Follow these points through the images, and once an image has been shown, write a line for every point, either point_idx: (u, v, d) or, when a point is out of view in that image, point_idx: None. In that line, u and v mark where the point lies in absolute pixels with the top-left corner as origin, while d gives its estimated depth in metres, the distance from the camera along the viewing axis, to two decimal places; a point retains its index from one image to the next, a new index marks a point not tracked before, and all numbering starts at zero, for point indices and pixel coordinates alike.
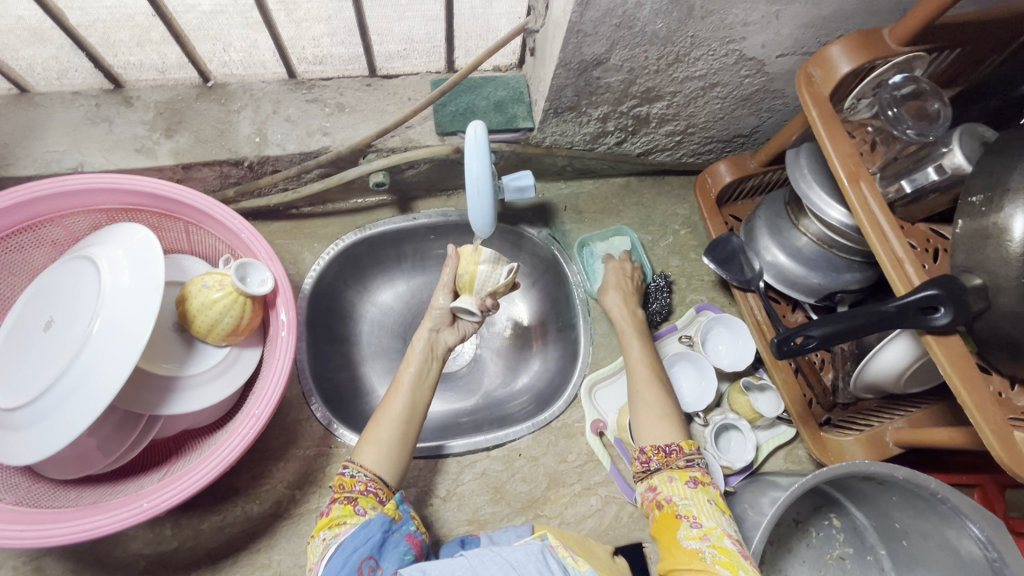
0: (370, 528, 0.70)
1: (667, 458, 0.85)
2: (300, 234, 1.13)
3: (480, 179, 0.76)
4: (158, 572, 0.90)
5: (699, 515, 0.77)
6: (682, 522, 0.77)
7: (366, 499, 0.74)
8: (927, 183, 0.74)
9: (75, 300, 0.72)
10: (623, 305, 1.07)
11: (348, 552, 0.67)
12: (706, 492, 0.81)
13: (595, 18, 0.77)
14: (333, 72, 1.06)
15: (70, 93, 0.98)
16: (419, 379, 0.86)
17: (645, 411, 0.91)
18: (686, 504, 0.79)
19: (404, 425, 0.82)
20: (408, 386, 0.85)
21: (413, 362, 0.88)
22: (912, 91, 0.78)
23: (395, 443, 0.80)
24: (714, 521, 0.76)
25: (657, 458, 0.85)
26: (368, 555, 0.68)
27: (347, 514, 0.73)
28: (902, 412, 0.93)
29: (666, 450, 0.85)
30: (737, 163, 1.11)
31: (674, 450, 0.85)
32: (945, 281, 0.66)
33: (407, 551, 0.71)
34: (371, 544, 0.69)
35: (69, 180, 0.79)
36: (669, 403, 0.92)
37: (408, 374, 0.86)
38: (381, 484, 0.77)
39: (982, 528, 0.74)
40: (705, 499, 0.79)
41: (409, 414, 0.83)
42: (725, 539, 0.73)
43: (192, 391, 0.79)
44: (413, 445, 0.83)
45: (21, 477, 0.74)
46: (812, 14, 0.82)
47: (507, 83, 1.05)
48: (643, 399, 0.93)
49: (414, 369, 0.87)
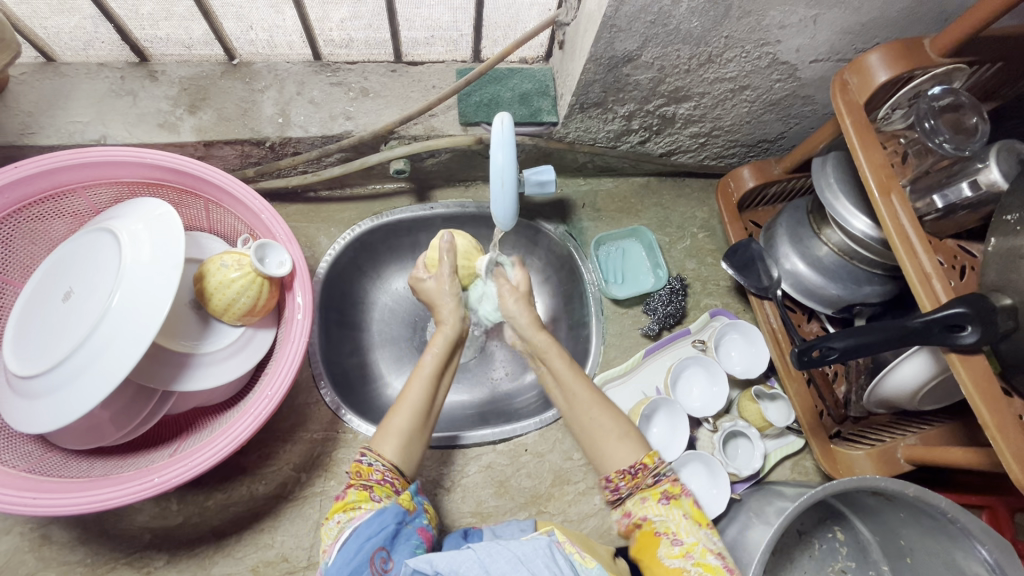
0: (384, 517, 0.69)
1: (634, 480, 0.75)
2: (316, 217, 1.13)
3: (505, 170, 0.75)
4: (163, 546, 0.91)
5: (679, 531, 0.70)
6: (661, 540, 0.70)
7: (382, 488, 0.72)
8: (959, 199, 0.73)
9: (95, 272, 0.72)
10: (533, 329, 0.83)
11: (361, 540, 0.66)
12: (680, 506, 0.73)
13: (630, 14, 0.76)
14: (359, 57, 1.05)
15: (95, 64, 0.98)
16: (441, 369, 0.81)
17: (597, 438, 0.78)
18: (663, 520, 0.72)
19: (423, 417, 0.78)
20: (429, 378, 0.80)
21: (437, 349, 0.81)
22: (949, 103, 0.77)
23: (413, 433, 0.77)
24: (694, 536, 0.70)
25: (625, 483, 0.75)
26: (381, 544, 0.67)
27: (362, 500, 0.71)
28: (915, 429, 0.93)
29: (631, 471, 0.75)
30: (761, 169, 1.09)
31: (639, 470, 0.75)
32: (975, 299, 0.65)
33: (418, 544, 0.70)
34: (385, 534, 0.68)
35: (93, 152, 0.79)
36: (620, 416, 0.79)
37: (429, 364, 0.80)
38: (398, 474, 0.74)
39: (991, 551, 0.73)
40: (681, 514, 0.72)
41: (428, 404, 0.79)
42: (710, 554, 0.67)
43: (205, 369, 0.79)
44: (428, 435, 0.80)
45: (35, 445, 0.75)
46: (850, 20, 0.80)
47: (533, 75, 1.03)
48: (595, 423, 0.79)
49: (438, 360, 0.81)
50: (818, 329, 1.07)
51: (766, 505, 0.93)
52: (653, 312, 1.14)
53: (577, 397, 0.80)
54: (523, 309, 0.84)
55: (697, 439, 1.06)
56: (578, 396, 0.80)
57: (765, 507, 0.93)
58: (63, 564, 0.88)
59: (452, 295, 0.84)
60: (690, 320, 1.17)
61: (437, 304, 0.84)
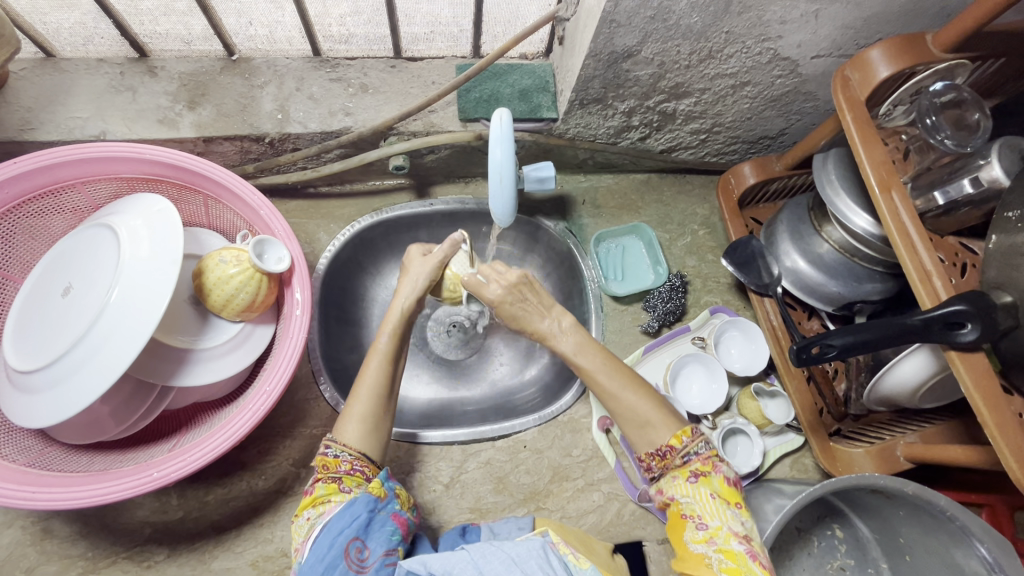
0: (355, 508, 0.69)
1: (663, 461, 0.77)
2: (316, 213, 1.13)
3: (503, 166, 0.75)
4: (163, 541, 0.91)
5: (704, 515, 0.71)
6: (688, 523, 0.72)
7: (350, 479, 0.73)
8: (961, 196, 0.73)
9: (95, 267, 0.73)
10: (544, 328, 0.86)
11: (334, 534, 0.66)
12: (709, 485, 0.74)
13: (629, 9, 0.75)
14: (358, 52, 1.05)
15: (95, 60, 0.98)
16: (396, 353, 0.83)
17: (625, 423, 0.81)
18: (689, 502, 0.73)
19: (383, 402, 0.80)
20: (386, 360, 0.82)
21: (391, 333, 0.83)
22: (952, 99, 0.76)
23: (375, 419, 0.78)
24: (719, 520, 0.71)
25: (656, 464, 0.78)
26: (356, 535, 0.67)
27: (331, 493, 0.72)
28: (914, 427, 0.92)
29: (660, 453, 0.77)
30: (762, 165, 1.09)
31: (666, 452, 0.77)
32: (975, 297, 0.64)
33: (394, 531, 0.70)
34: (357, 524, 0.68)
35: (91, 148, 0.79)
36: (650, 401, 0.80)
37: (386, 346, 0.83)
38: (366, 461, 0.75)
39: (990, 550, 0.73)
40: (709, 494, 0.73)
41: (387, 386, 0.81)
42: (733, 540, 0.68)
43: (205, 365, 0.79)
44: (391, 421, 0.81)
45: (35, 440, 0.76)
46: (852, 15, 0.80)
47: (533, 71, 1.03)
48: (620, 409, 0.81)
49: (392, 341, 0.83)
50: (818, 326, 1.07)
51: (765, 503, 0.93)
52: (653, 309, 1.14)
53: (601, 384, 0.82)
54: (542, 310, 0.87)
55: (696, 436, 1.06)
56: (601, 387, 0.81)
57: (764, 504, 0.93)
58: (64, 558, 0.89)
59: (414, 280, 0.87)
60: (690, 317, 1.17)
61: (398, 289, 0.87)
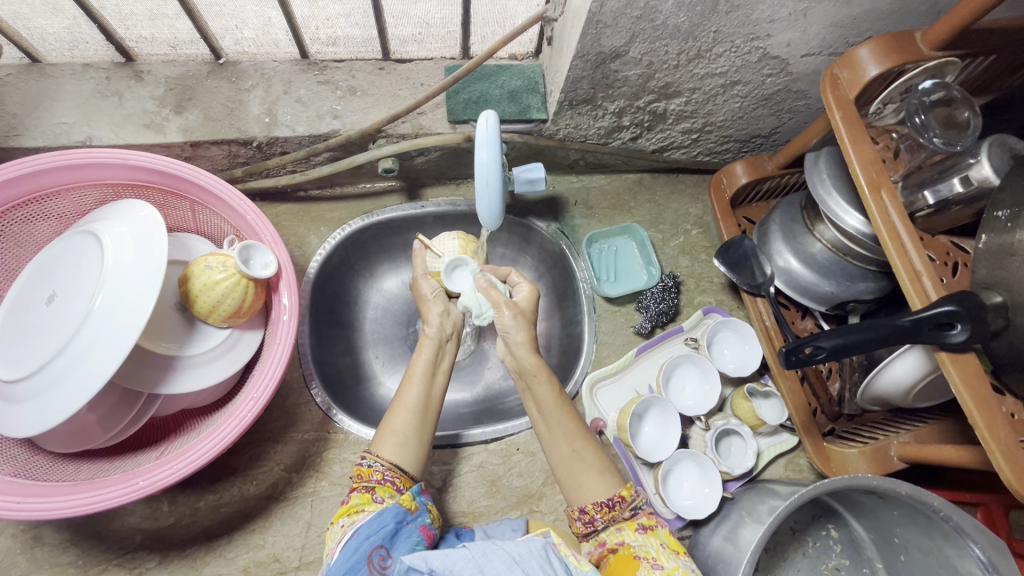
0: (384, 517, 0.70)
1: (611, 512, 0.77)
2: (308, 217, 1.13)
3: (489, 169, 0.74)
4: (154, 547, 0.91)
5: (658, 557, 0.72)
6: (640, 564, 0.71)
7: (383, 488, 0.73)
8: (950, 194, 0.72)
9: (78, 274, 0.72)
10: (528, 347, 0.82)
11: (360, 539, 0.68)
12: (657, 536, 0.75)
13: (616, 9, 0.74)
14: (346, 54, 1.04)
15: (81, 65, 0.97)
16: (432, 367, 0.82)
17: (580, 468, 0.80)
18: (642, 546, 0.73)
19: (421, 415, 0.79)
20: (422, 373, 0.81)
21: (427, 348, 0.82)
22: (942, 97, 0.75)
23: (412, 433, 0.78)
24: (674, 562, 0.71)
25: (601, 515, 0.77)
26: (380, 543, 0.68)
27: (365, 501, 0.72)
28: (908, 427, 0.91)
29: (608, 504, 0.77)
30: (753, 164, 1.08)
31: (617, 502, 0.77)
32: (966, 298, 0.64)
33: (419, 541, 0.71)
34: (384, 533, 0.69)
35: (75, 154, 0.78)
36: (601, 450, 0.82)
37: (422, 361, 0.82)
38: (399, 472, 0.75)
39: (984, 549, 0.72)
40: (658, 543, 0.74)
41: (425, 401, 0.80)
42: None
43: (190, 372, 0.79)
44: (429, 435, 0.80)
45: (20, 449, 0.75)
46: (841, 13, 0.79)
47: (522, 72, 1.02)
48: (577, 453, 0.80)
49: (428, 356, 0.82)
50: (812, 326, 1.06)
51: (758, 504, 0.92)
52: (646, 310, 1.13)
53: (562, 424, 0.81)
54: (521, 328, 0.82)
55: (690, 437, 1.05)
56: (563, 427, 0.81)
57: (757, 505, 0.92)
58: (55, 566, 0.88)
59: (433, 298, 0.86)
60: (684, 317, 1.17)
61: (423, 309, 0.86)
